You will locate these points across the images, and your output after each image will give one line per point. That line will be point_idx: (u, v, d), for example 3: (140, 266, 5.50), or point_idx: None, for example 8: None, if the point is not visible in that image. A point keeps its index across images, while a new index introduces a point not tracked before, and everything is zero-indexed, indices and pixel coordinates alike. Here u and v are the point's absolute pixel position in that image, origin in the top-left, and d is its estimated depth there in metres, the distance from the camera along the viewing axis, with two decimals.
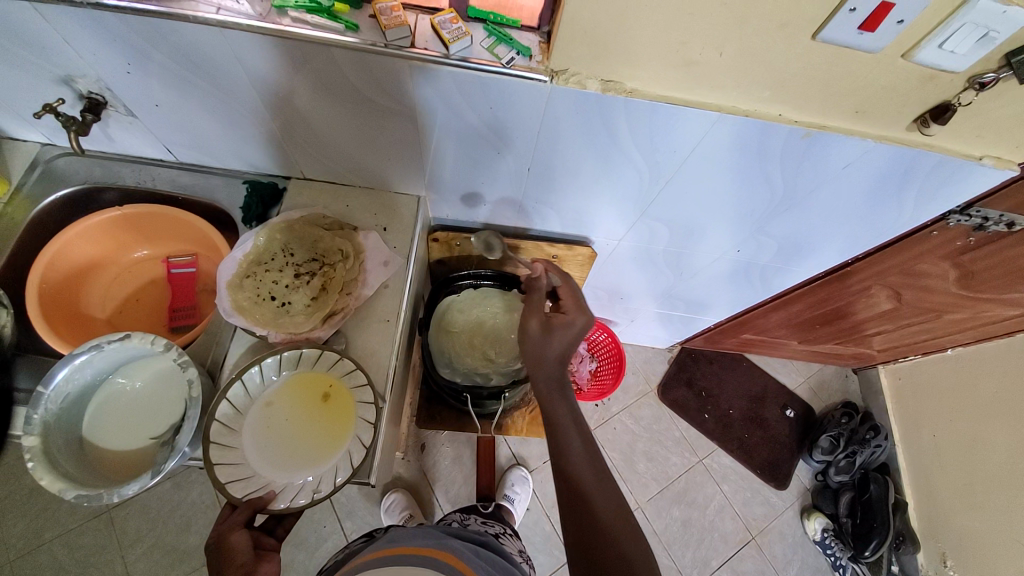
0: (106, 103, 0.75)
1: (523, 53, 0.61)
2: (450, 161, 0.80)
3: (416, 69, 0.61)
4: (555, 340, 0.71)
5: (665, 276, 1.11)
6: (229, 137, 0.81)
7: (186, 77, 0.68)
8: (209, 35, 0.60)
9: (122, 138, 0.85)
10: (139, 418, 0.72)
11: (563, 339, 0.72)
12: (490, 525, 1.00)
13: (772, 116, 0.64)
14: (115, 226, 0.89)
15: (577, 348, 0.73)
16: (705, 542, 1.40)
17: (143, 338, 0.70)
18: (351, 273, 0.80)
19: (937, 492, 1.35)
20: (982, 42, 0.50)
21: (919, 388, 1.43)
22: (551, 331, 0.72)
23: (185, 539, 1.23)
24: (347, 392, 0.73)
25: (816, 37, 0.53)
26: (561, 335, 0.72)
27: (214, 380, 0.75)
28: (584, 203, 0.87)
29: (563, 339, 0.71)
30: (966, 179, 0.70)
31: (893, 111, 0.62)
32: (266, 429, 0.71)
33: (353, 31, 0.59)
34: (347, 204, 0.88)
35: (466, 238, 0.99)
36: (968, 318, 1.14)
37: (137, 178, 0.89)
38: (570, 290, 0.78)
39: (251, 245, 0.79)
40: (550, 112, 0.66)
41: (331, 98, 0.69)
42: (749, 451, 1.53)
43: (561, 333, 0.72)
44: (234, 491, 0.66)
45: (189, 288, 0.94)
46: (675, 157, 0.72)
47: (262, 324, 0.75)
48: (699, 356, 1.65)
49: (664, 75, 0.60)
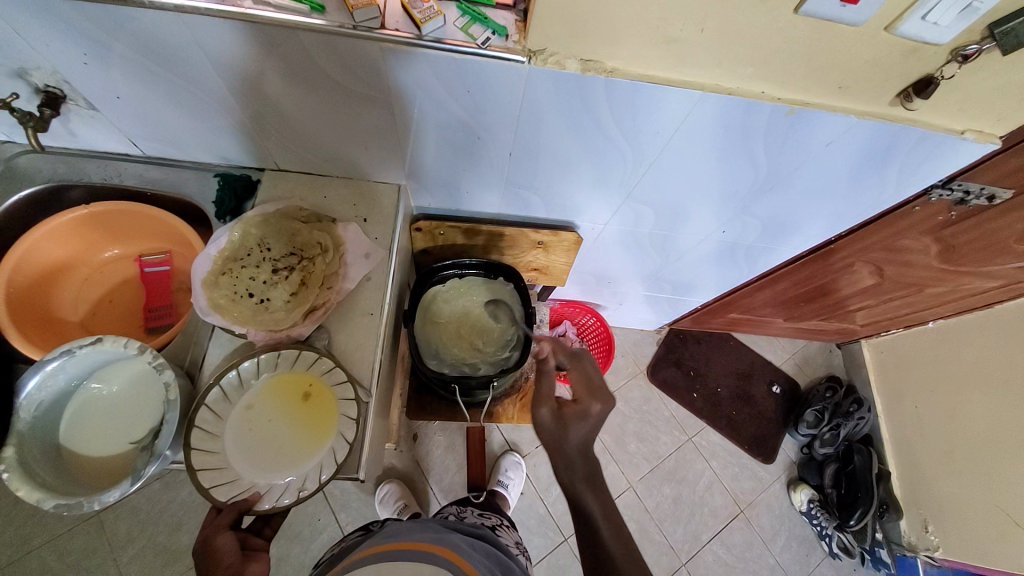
0: (64, 97, 0.72)
1: (499, 33, 0.58)
2: (428, 148, 0.78)
3: (388, 52, 0.59)
4: (574, 429, 0.70)
5: (651, 259, 1.11)
6: (197, 128, 0.77)
7: (145, 65, 0.64)
8: (166, 20, 0.57)
9: (85, 134, 0.81)
10: (117, 423, 0.70)
11: (583, 428, 0.70)
12: (487, 517, 1.00)
13: (755, 94, 0.63)
14: (83, 226, 0.86)
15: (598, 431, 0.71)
16: (696, 518, 1.43)
17: (116, 341, 0.67)
18: (331, 267, 0.78)
19: (918, 461, 1.39)
20: (965, 12, 0.49)
21: (901, 361, 1.46)
22: (565, 422, 0.70)
23: (177, 539, 1.22)
24: (328, 390, 0.72)
25: (797, 11, 0.51)
26: (579, 426, 0.70)
27: (193, 381, 0.73)
28: (568, 188, 0.85)
29: (581, 428, 0.70)
30: (948, 154, 0.70)
31: (877, 86, 0.61)
32: (247, 431, 0.69)
33: (319, 12, 0.57)
34: (324, 195, 0.86)
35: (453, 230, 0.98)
36: (948, 291, 1.16)
37: (103, 174, 0.86)
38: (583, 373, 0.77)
39: (226, 241, 0.77)
40: (529, 95, 0.64)
41: (301, 86, 0.66)
42: (737, 429, 1.55)
43: (578, 424, 0.70)
44: (219, 494, 0.65)
45: (165, 287, 0.91)
46: (658, 139, 0.71)
47: (241, 322, 0.73)
48: (687, 336, 1.67)
49: (646, 54, 0.58)
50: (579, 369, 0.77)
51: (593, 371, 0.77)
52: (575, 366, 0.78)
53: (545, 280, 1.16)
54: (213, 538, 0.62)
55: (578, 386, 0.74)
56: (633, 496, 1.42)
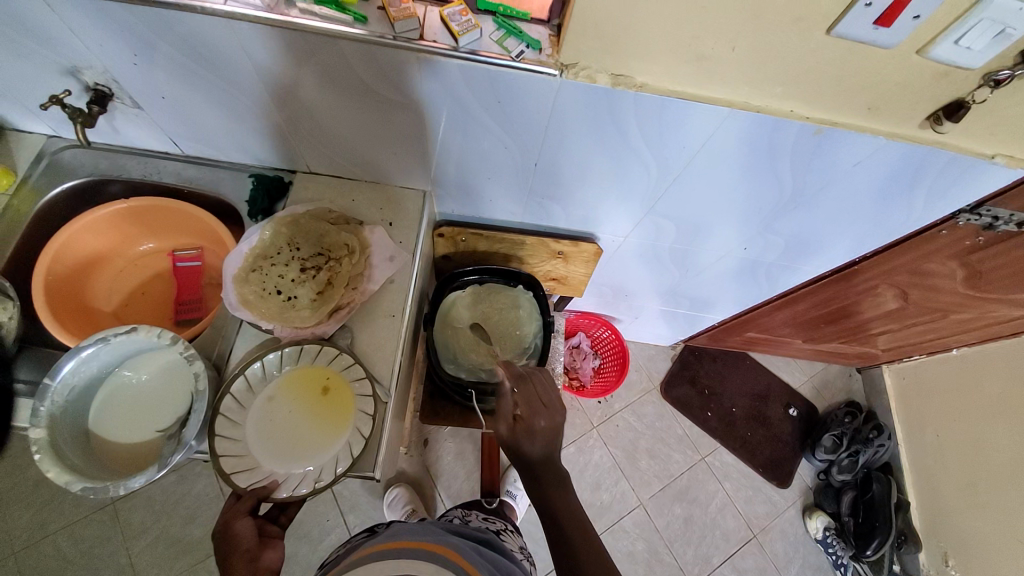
0: (112, 95, 0.75)
1: (533, 47, 0.60)
2: (456, 156, 0.80)
3: (424, 62, 0.61)
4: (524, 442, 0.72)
5: (671, 274, 1.11)
6: (235, 129, 0.80)
7: (193, 68, 0.67)
8: (217, 27, 0.60)
9: (128, 131, 0.84)
10: (145, 411, 0.72)
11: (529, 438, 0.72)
12: (492, 522, 1.00)
13: (784, 112, 0.63)
14: (121, 220, 0.89)
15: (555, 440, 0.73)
16: (706, 540, 1.40)
17: (149, 331, 0.70)
18: (356, 268, 0.80)
19: (940, 492, 1.35)
20: (998, 38, 0.50)
21: (923, 388, 1.43)
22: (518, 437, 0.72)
23: (189, 531, 1.24)
24: (346, 385, 0.73)
25: (830, 32, 0.52)
26: (532, 441, 0.72)
27: (220, 373, 0.75)
28: (591, 199, 0.86)
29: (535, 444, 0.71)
30: (977, 178, 0.70)
31: (906, 108, 0.61)
32: (267, 422, 0.71)
33: (362, 23, 0.59)
34: (352, 199, 0.88)
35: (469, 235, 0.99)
36: (975, 318, 1.14)
37: (142, 170, 0.89)
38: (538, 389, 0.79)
39: (257, 239, 0.79)
40: (558, 107, 0.66)
41: (339, 92, 0.68)
42: (752, 450, 1.53)
43: (531, 440, 0.72)
44: (240, 481, 0.66)
45: (195, 282, 0.94)
46: (684, 154, 0.71)
47: (268, 317, 0.75)
48: (702, 354, 1.65)
49: (676, 70, 0.60)
50: (528, 389, 0.79)
51: (543, 391, 0.79)
52: (525, 385, 0.80)
53: (563, 290, 1.16)
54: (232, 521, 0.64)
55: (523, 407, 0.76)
56: (642, 514, 1.40)
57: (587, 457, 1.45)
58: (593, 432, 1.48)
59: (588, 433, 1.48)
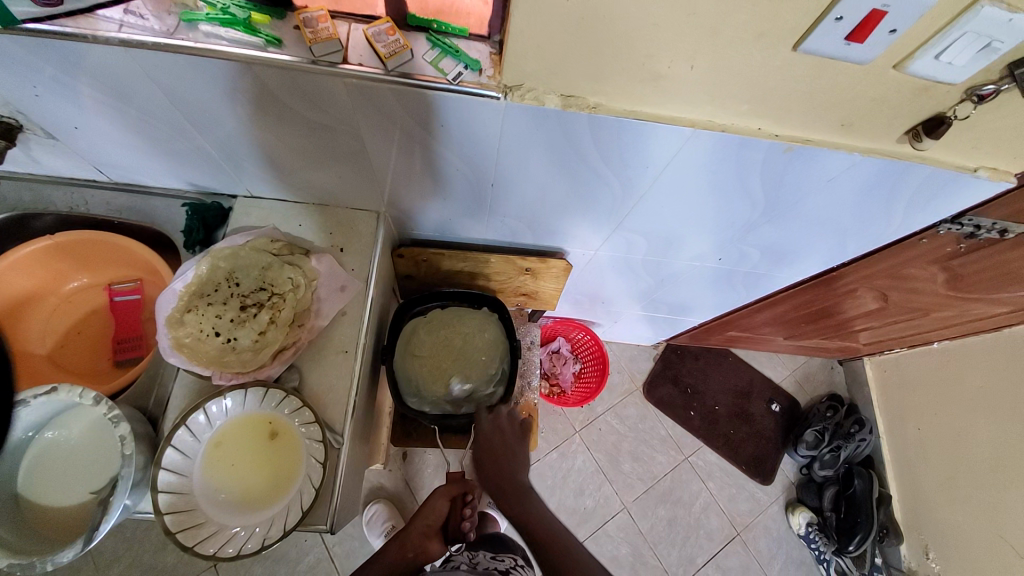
0: (20, 127, 0.67)
1: (471, 67, 0.54)
2: (404, 177, 0.73)
3: (353, 87, 0.54)
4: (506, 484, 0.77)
5: (645, 282, 1.06)
6: (160, 156, 0.73)
7: (96, 97, 0.60)
8: (115, 58, 0.53)
9: (50, 161, 0.77)
10: (78, 470, 0.67)
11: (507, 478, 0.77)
12: (501, 560, 0.89)
13: (751, 130, 0.58)
14: (47, 258, 0.82)
15: (512, 467, 0.79)
16: (691, 540, 1.40)
17: (71, 391, 0.63)
18: (302, 302, 0.74)
19: (920, 485, 1.35)
20: (983, 53, 0.45)
21: (903, 381, 1.42)
22: (512, 451, 0.81)
23: (162, 558, 1.19)
24: (293, 430, 0.69)
25: (797, 48, 0.47)
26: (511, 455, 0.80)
27: (156, 429, 0.70)
28: (555, 217, 0.81)
29: (515, 456, 0.80)
30: (958, 192, 0.65)
31: (882, 124, 0.56)
32: (215, 474, 0.66)
33: (276, 45, 0.53)
34: (300, 224, 0.82)
35: (429, 255, 0.92)
36: (955, 316, 1.11)
37: (69, 202, 0.82)
38: (497, 443, 0.81)
39: (192, 275, 0.72)
40: (508, 128, 0.60)
41: (267, 119, 0.62)
42: (735, 448, 1.51)
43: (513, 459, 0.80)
44: (205, 548, 0.61)
45: (134, 319, 0.87)
46: (648, 173, 0.66)
47: (205, 363, 0.68)
48: (684, 352, 1.62)
49: (631, 90, 0.54)
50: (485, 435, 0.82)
51: (505, 444, 0.81)
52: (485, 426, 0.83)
53: (534, 305, 1.11)
54: (434, 501, 0.90)
55: (497, 441, 0.81)
56: (627, 517, 1.39)
57: (570, 462, 1.43)
58: (575, 437, 1.46)
59: (571, 438, 1.45)
